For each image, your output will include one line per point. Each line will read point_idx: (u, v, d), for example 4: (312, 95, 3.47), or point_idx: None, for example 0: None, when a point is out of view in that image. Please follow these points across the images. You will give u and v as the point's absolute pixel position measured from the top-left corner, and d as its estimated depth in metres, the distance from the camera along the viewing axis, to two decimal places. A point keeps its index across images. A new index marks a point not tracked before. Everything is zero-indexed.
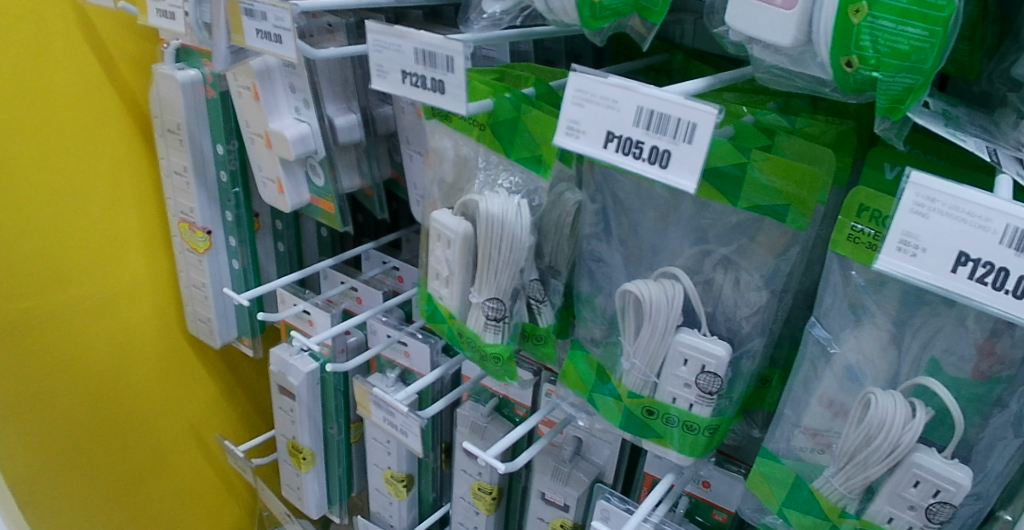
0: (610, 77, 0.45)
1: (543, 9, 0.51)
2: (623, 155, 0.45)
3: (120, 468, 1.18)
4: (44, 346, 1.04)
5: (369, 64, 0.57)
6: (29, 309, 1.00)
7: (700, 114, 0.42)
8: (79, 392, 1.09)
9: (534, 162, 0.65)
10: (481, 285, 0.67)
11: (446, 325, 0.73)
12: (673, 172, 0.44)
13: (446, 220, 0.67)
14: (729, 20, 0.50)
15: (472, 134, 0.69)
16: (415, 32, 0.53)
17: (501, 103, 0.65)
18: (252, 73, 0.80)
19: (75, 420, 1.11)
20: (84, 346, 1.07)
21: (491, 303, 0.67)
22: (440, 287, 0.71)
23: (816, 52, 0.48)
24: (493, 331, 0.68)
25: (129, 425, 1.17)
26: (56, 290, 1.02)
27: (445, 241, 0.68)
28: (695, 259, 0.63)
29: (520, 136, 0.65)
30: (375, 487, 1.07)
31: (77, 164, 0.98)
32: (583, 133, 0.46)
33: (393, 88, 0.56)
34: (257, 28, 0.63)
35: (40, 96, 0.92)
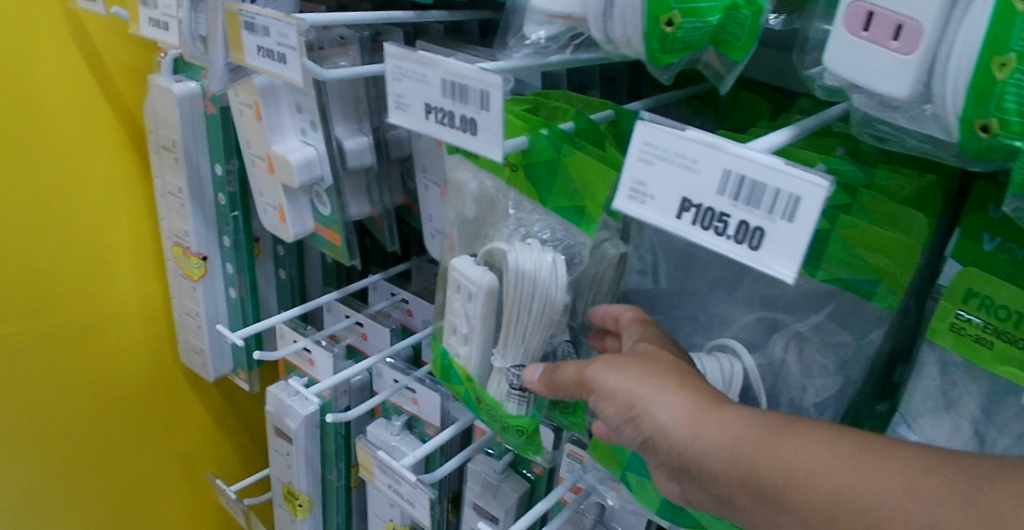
0: (689, 133, 0.36)
1: (601, 38, 0.42)
2: (702, 228, 0.36)
3: (103, 507, 1.08)
4: (26, 376, 0.94)
5: (387, 94, 0.48)
6: (9, 334, 0.91)
7: (805, 186, 0.33)
8: (65, 424, 1.00)
9: (579, 214, 0.56)
10: (506, 348, 0.57)
11: (462, 387, 0.64)
12: (767, 256, 0.35)
13: (467, 271, 0.58)
14: (827, 60, 0.40)
15: (502, 175, 0.60)
16: (443, 59, 0.44)
17: (537, 142, 0.57)
18: (254, 91, 0.71)
19: (58, 456, 1.01)
20: (70, 376, 0.98)
21: (516, 370, 0.57)
22: (457, 345, 0.62)
23: (936, 107, 0.39)
24: (517, 401, 0.58)
25: (116, 461, 1.07)
26: (38, 316, 0.93)
27: (465, 293, 0.58)
28: (758, 331, 0.54)
29: (561, 181, 0.57)
30: None
31: (62, 181, 0.89)
32: (651, 197, 0.37)
33: (414, 124, 0.47)
34: (259, 45, 0.55)
35: (25, 107, 0.84)
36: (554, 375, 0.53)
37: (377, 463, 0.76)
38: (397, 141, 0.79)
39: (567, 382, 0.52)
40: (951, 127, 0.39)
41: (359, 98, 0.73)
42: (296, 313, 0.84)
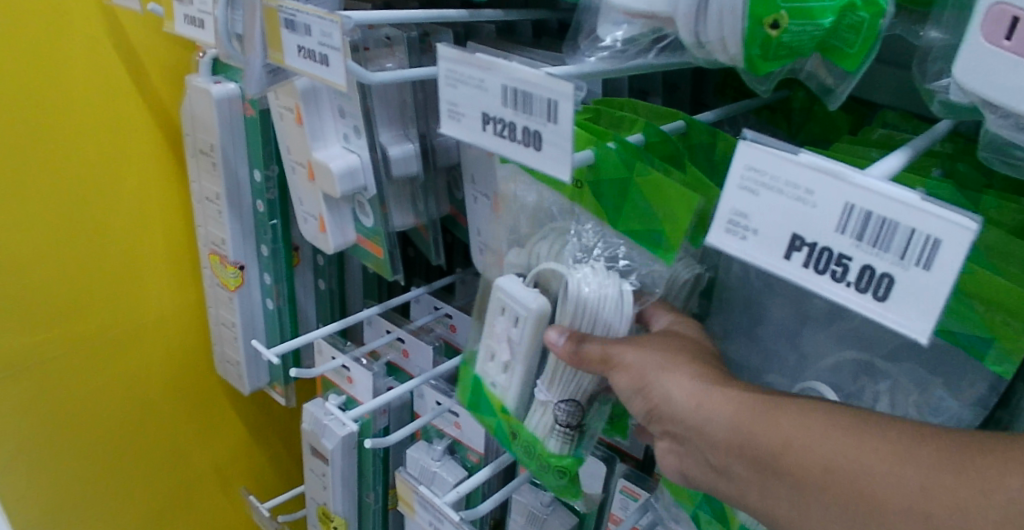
0: (802, 156, 0.30)
1: (693, 42, 0.36)
2: (815, 272, 0.30)
3: (136, 517, 1.06)
4: (57, 384, 0.91)
5: (438, 102, 0.43)
6: (41, 343, 0.88)
7: (948, 228, 0.27)
8: (98, 432, 0.97)
9: (656, 238, 0.49)
10: (553, 381, 0.52)
11: (492, 419, 0.57)
12: (897, 310, 0.29)
13: (517, 291, 0.52)
14: (957, 74, 0.34)
15: (561, 189, 0.55)
16: (504, 63, 0.39)
17: (604, 156, 0.52)
18: (295, 93, 0.67)
19: (90, 465, 0.98)
20: (103, 384, 0.95)
21: (564, 405, 0.52)
22: (494, 372, 0.56)
23: None
24: (560, 440, 0.52)
25: (149, 470, 1.04)
26: (70, 324, 0.90)
27: (511, 316, 0.53)
28: (850, 376, 0.48)
29: (631, 201, 0.51)
30: None
31: (98, 185, 0.86)
32: (753, 232, 0.31)
33: (469, 136, 0.42)
34: (299, 45, 0.50)
35: (61, 109, 0.81)
36: (581, 347, 0.47)
37: (417, 500, 0.72)
38: (444, 149, 0.73)
39: (592, 358, 0.46)
40: None
41: (406, 103, 0.67)
42: (337, 328, 0.80)
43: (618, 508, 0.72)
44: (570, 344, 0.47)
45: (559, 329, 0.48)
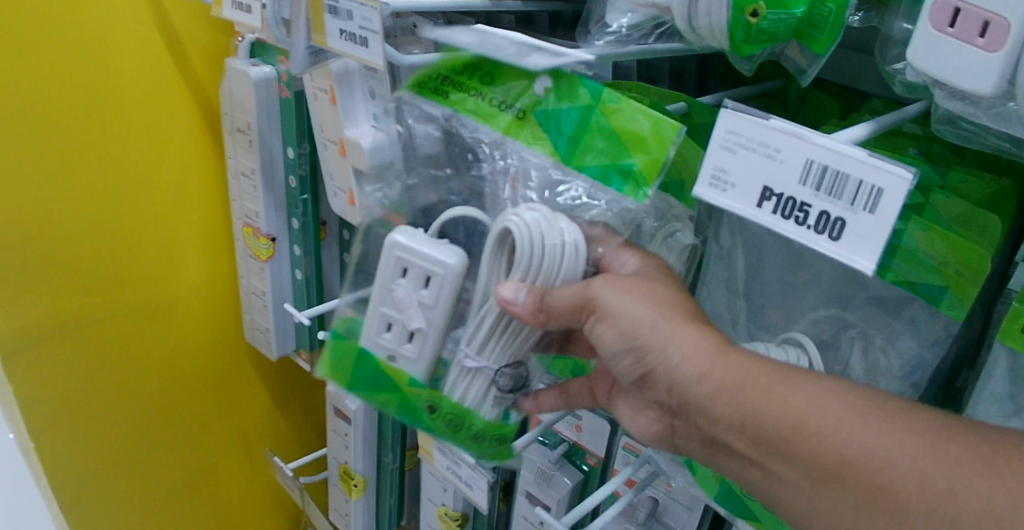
0: (773, 121, 0.36)
1: (685, 26, 0.43)
2: (782, 218, 0.36)
3: (166, 474, 1.12)
4: (99, 347, 0.98)
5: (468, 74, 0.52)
6: (87, 307, 0.95)
7: (889, 178, 0.33)
8: (134, 393, 1.04)
9: (616, 180, 0.52)
10: (490, 348, 0.55)
11: (390, 397, 0.58)
12: (847, 247, 0.35)
13: (426, 249, 0.56)
14: (909, 56, 0.40)
15: (506, 127, 0.56)
16: (533, 41, 0.49)
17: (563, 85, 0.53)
18: (330, 75, 0.73)
19: (125, 423, 1.05)
20: (140, 348, 1.02)
21: (507, 369, 0.55)
22: (395, 345, 0.57)
23: (1017, 103, 0.38)
24: (494, 405, 0.56)
25: (179, 431, 1.11)
26: (113, 290, 0.96)
27: (421, 276, 0.57)
28: (830, 332, 0.54)
29: (589, 137, 0.53)
30: (428, 521, 0.97)
31: (142, 160, 0.93)
32: (732, 185, 0.37)
33: None
34: (341, 29, 0.56)
35: (113, 90, 0.88)
36: (548, 301, 0.49)
37: (437, 447, 0.77)
38: None
39: (565, 304, 0.49)
40: None
41: None
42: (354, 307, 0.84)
43: (620, 463, 0.78)
44: (535, 299, 0.50)
45: (513, 284, 0.50)
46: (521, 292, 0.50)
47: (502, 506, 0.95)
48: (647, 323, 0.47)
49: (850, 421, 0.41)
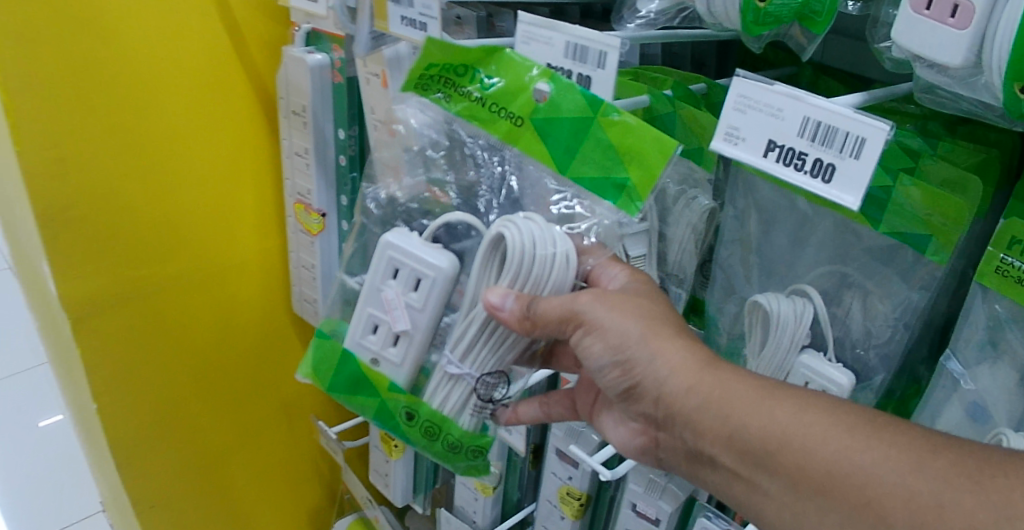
0: (776, 86, 0.45)
1: (706, 12, 0.51)
2: (784, 166, 0.45)
3: (215, 435, 1.19)
4: (162, 310, 1.05)
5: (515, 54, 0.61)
6: (152, 273, 1.02)
7: (870, 129, 0.41)
8: (190, 355, 1.11)
9: (612, 195, 0.58)
10: (473, 358, 0.60)
11: (376, 401, 0.64)
12: (837, 187, 0.43)
13: (417, 250, 0.61)
14: (895, 35, 0.47)
15: (503, 130, 0.60)
16: (569, 27, 0.57)
17: (564, 94, 0.57)
18: (382, 61, 0.74)
19: (182, 385, 1.11)
20: (198, 313, 1.09)
21: (488, 378, 0.61)
22: (380, 348, 0.64)
23: (985, 75, 0.45)
24: (472, 414, 0.62)
25: (229, 394, 1.18)
26: (175, 258, 1.03)
27: (412, 281, 0.62)
28: (832, 282, 0.61)
29: (588, 146, 0.58)
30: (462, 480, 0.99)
31: (204, 138, 1.00)
32: (743, 139, 0.46)
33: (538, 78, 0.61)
34: (403, 16, 0.64)
35: (183, 72, 0.95)
36: (532, 309, 0.55)
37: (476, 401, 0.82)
38: None
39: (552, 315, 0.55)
40: (998, 91, 0.44)
41: None
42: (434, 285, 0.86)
43: None
44: (522, 306, 0.55)
45: (501, 292, 0.56)
46: (509, 300, 0.55)
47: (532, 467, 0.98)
48: (634, 337, 0.54)
49: (839, 436, 0.47)
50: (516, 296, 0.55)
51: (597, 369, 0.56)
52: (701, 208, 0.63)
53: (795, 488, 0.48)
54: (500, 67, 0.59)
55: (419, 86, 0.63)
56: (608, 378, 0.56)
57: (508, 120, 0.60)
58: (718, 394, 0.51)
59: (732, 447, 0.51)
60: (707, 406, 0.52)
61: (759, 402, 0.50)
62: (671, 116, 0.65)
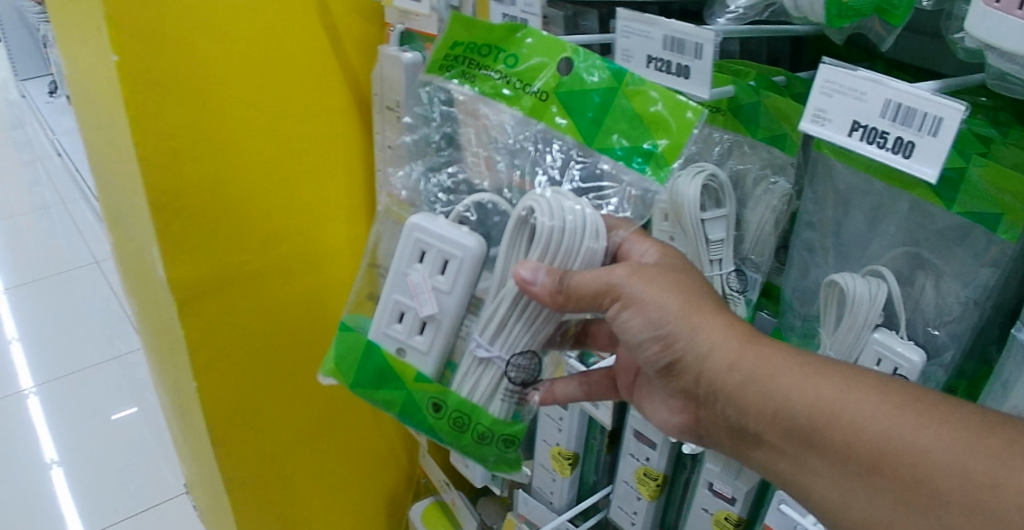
0: (862, 72, 0.53)
1: (791, 6, 0.58)
2: (867, 143, 0.53)
3: (289, 456, 1.08)
4: (208, 318, 0.91)
5: (616, 48, 0.67)
6: (194, 275, 0.88)
7: (945, 110, 0.49)
8: (240, 367, 0.97)
9: (637, 162, 0.64)
10: (502, 342, 0.64)
11: (402, 394, 0.69)
12: (915, 161, 0.51)
13: (443, 232, 0.66)
14: (968, 27, 0.51)
15: (528, 103, 0.67)
16: (666, 21, 0.63)
17: (586, 68, 0.65)
18: None
19: (230, 401, 0.98)
20: (250, 320, 0.95)
21: (518, 362, 0.65)
22: (407, 336, 0.68)
23: None
24: (502, 401, 0.66)
25: (288, 410, 1.05)
26: (222, 258, 0.90)
27: (439, 261, 0.67)
28: (904, 264, 0.65)
29: (612, 119, 0.65)
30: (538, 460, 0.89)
31: (299, 140, 0.92)
32: (831, 120, 0.54)
33: (637, 70, 0.66)
34: (505, 12, 0.71)
35: (231, 48, 0.81)
36: (568, 285, 0.58)
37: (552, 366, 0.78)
38: None
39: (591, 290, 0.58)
40: None
41: None
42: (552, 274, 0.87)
43: None
44: (554, 281, 0.58)
45: (531, 266, 0.59)
46: (540, 275, 0.59)
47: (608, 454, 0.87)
48: (674, 314, 0.57)
49: (886, 414, 0.50)
50: (547, 271, 0.59)
51: (637, 343, 0.59)
52: (781, 191, 0.68)
53: (851, 467, 0.51)
54: (526, 46, 0.67)
55: (443, 67, 0.71)
56: (648, 353, 0.59)
57: (533, 97, 0.67)
58: (762, 369, 0.55)
59: (774, 420, 0.54)
60: (749, 384, 0.55)
61: (805, 380, 0.53)
62: (756, 104, 0.71)
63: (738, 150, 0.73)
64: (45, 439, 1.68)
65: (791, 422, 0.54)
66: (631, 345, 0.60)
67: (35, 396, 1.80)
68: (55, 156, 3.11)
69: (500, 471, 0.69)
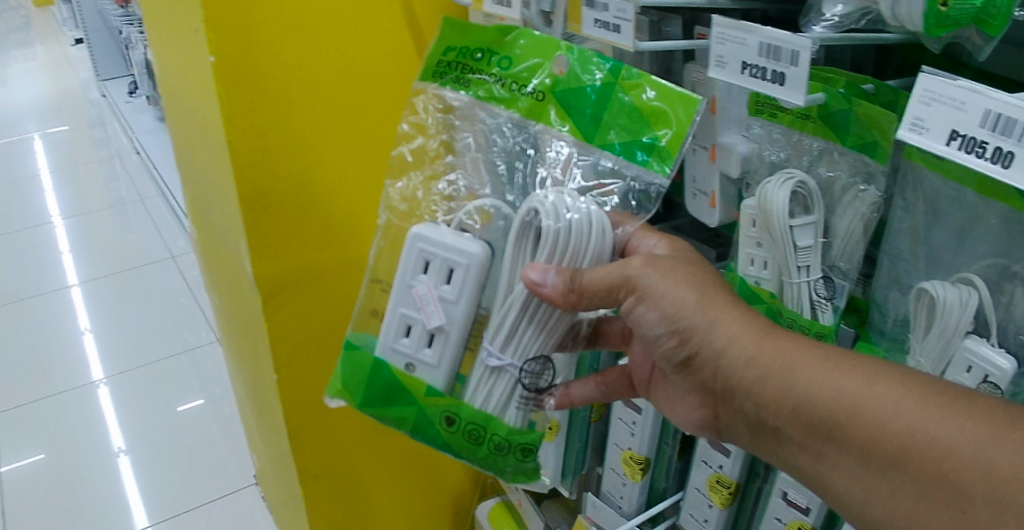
0: (962, 81, 0.53)
1: (889, 15, 0.58)
2: (966, 153, 0.53)
3: (363, 453, 1.09)
4: (289, 315, 0.93)
5: (711, 55, 0.68)
6: (278, 271, 0.90)
7: None
8: (319, 363, 0.99)
9: (640, 155, 0.66)
10: (514, 350, 0.65)
11: (413, 410, 0.69)
12: (1015, 172, 0.51)
13: (447, 243, 0.67)
14: None
15: (526, 106, 0.70)
16: (762, 28, 0.63)
17: (582, 70, 0.68)
18: None
19: (308, 397, 1.00)
20: (329, 317, 0.97)
21: (531, 368, 0.66)
22: (416, 349, 0.69)
23: None
24: (515, 410, 0.67)
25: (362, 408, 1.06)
26: (306, 256, 0.91)
27: (445, 270, 0.68)
28: (995, 273, 0.65)
29: (611, 115, 0.68)
30: (608, 465, 0.89)
31: (384, 144, 0.92)
32: (928, 129, 0.55)
33: (732, 76, 0.67)
34: (596, 19, 0.69)
35: (321, 52, 0.83)
36: (579, 283, 0.60)
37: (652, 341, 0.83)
38: None
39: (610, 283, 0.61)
40: None
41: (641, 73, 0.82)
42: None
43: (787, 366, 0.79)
44: (564, 280, 0.60)
45: (541, 268, 0.61)
46: (549, 275, 0.60)
47: (679, 461, 0.87)
48: (691, 306, 0.60)
49: (950, 421, 0.49)
50: (556, 271, 0.60)
51: (654, 336, 0.62)
52: (871, 199, 0.71)
53: None
54: (518, 50, 0.71)
55: (438, 74, 0.74)
56: (665, 347, 0.62)
57: (530, 97, 0.70)
58: (778, 364, 0.57)
59: (794, 415, 0.56)
60: (770, 377, 0.57)
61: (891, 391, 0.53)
62: (846, 112, 0.72)
63: (829, 157, 0.74)
64: (116, 427, 1.73)
65: (804, 412, 0.56)
66: (647, 338, 0.63)
67: (105, 387, 1.85)
68: (133, 154, 3.23)
69: (520, 480, 0.70)
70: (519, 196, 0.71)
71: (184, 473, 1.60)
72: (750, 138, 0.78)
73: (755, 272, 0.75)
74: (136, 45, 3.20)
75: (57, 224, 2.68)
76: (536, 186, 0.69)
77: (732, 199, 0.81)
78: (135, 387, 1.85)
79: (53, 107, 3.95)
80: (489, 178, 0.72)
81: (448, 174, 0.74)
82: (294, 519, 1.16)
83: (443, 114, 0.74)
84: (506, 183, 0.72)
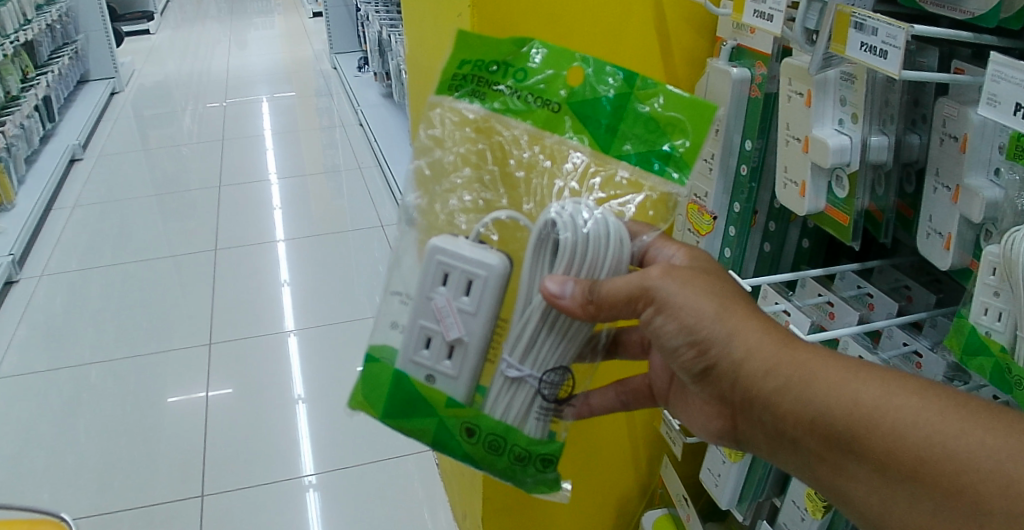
0: None
1: None
2: None
3: None
4: None
5: (982, 92, 0.64)
6: None
7: None
8: None
9: (656, 165, 0.69)
10: (538, 360, 0.66)
11: (433, 422, 0.69)
12: None
13: (465, 253, 0.65)
14: None
15: (540, 112, 0.71)
16: None
17: (598, 82, 0.70)
18: (809, 80, 0.77)
19: None
20: None
21: (549, 378, 0.67)
22: (434, 362, 0.68)
23: None
24: (537, 423, 0.68)
25: None
26: None
27: (462, 278, 0.66)
28: None
29: (627, 125, 0.70)
30: (791, 497, 0.87)
31: None
32: None
33: (1003, 117, 0.63)
34: (862, 42, 0.66)
35: None
36: (597, 291, 0.61)
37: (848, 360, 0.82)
38: (909, 147, 0.81)
39: (634, 292, 0.62)
40: None
41: (891, 103, 0.75)
42: (863, 331, 0.80)
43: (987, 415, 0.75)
44: (584, 291, 0.61)
45: (560, 280, 0.62)
46: (568, 287, 0.62)
47: None
48: (710, 316, 0.62)
49: None
50: (575, 283, 0.62)
51: (672, 347, 0.64)
52: None
53: None
54: (534, 63, 0.71)
55: (453, 85, 0.73)
56: (684, 358, 0.65)
57: (545, 109, 0.71)
58: (797, 376, 0.60)
59: (811, 426, 0.60)
60: (787, 387, 0.61)
61: None
62: None
63: None
64: (299, 375, 1.85)
65: (821, 425, 0.60)
66: (667, 349, 0.65)
67: (295, 336, 1.98)
68: (357, 125, 3.47)
69: (540, 491, 0.71)
70: (536, 206, 0.71)
71: (354, 431, 1.69)
72: (999, 184, 0.71)
73: (987, 322, 0.69)
74: (373, 25, 3.46)
75: (273, 182, 2.91)
76: (553, 198, 0.70)
77: (967, 244, 0.76)
78: (322, 342, 1.97)
79: (283, 75, 4.28)
80: (506, 190, 0.72)
81: (461, 194, 0.73)
82: (469, 501, 1.20)
83: (458, 127, 0.72)
84: (522, 192, 0.71)
